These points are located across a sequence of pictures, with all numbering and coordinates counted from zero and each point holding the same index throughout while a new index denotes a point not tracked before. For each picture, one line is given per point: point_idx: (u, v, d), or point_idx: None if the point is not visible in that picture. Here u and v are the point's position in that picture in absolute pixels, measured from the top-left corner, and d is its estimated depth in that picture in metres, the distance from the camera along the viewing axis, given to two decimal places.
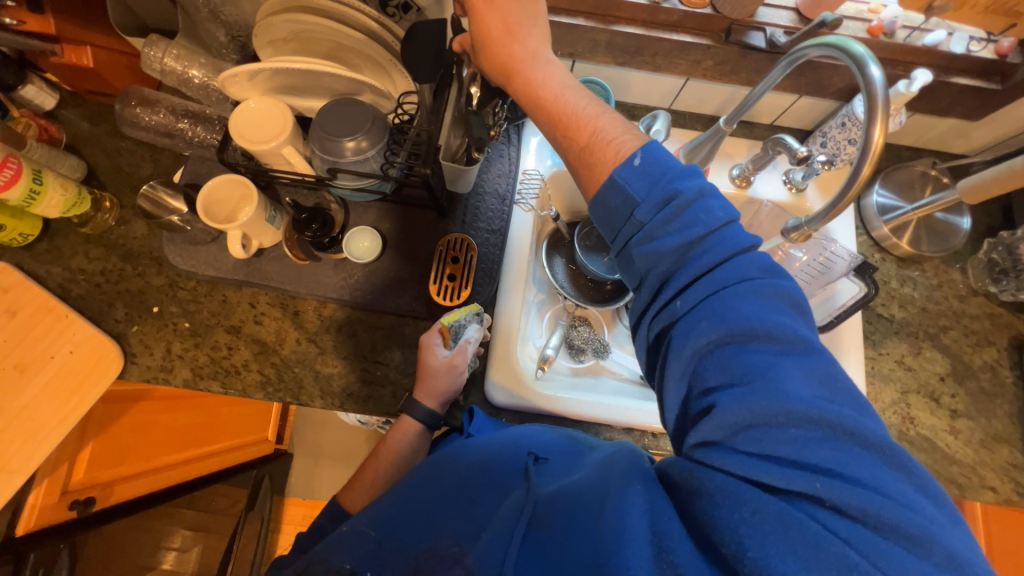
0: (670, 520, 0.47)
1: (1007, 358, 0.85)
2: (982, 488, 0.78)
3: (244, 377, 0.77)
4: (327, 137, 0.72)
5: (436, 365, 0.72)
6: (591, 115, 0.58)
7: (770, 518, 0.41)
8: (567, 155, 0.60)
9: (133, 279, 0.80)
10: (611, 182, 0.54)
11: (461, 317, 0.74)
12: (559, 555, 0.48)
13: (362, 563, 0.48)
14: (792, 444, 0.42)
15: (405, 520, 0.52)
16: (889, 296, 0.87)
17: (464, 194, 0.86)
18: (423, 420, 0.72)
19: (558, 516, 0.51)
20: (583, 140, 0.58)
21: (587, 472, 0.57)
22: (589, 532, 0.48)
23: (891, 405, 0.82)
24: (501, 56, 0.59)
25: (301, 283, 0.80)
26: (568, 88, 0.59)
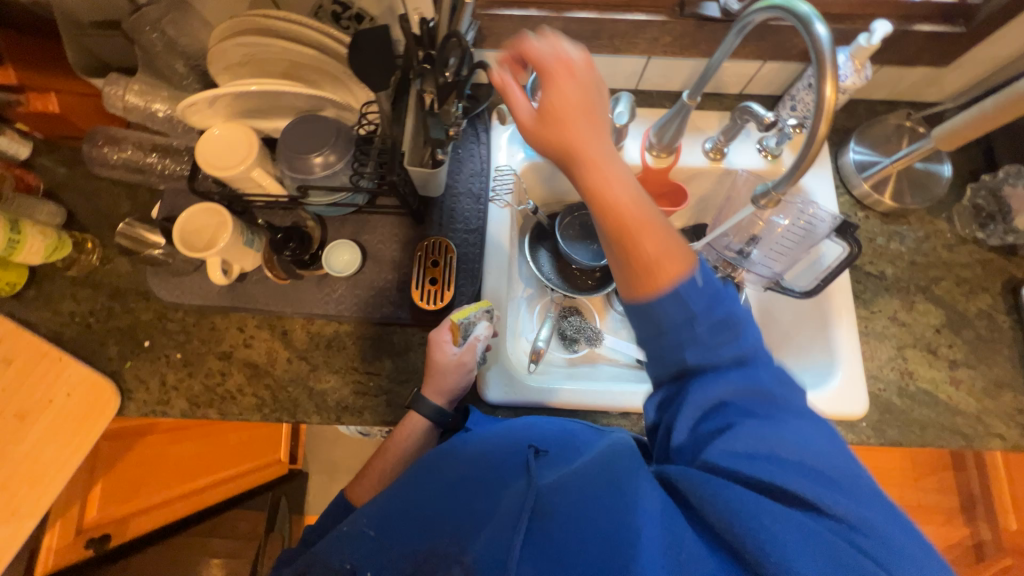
0: (680, 525, 0.47)
1: (1003, 303, 0.83)
2: (989, 436, 0.78)
3: (240, 401, 0.78)
4: (294, 156, 0.72)
5: (446, 363, 0.72)
6: (659, 230, 0.51)
7: (793, 529, 0.43)
8: (621, 261, 0.52)
9: (122, 316, 0.81)
10: (672, 293, 0.50)
11: (472, 314, 0.74)
12: (567, 545, 0.47)
13: (361, 563, 0.50)
14: (805, 469, 0.46)
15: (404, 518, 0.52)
16: (875, 253, 0.86)
17: (438, 197, 0.86)
18: (430, 419, 0.73)
19: (561, 504, 0.50)
20: (646, 261, 0.51)
21: (591, 458, 0.56)
22: (597, 526, 0.48)
23: (888, 362, 0.81)
24: (565, 140, 0.51)
25: (286, 303, 0.81)
26: (640, 199, 0.52)
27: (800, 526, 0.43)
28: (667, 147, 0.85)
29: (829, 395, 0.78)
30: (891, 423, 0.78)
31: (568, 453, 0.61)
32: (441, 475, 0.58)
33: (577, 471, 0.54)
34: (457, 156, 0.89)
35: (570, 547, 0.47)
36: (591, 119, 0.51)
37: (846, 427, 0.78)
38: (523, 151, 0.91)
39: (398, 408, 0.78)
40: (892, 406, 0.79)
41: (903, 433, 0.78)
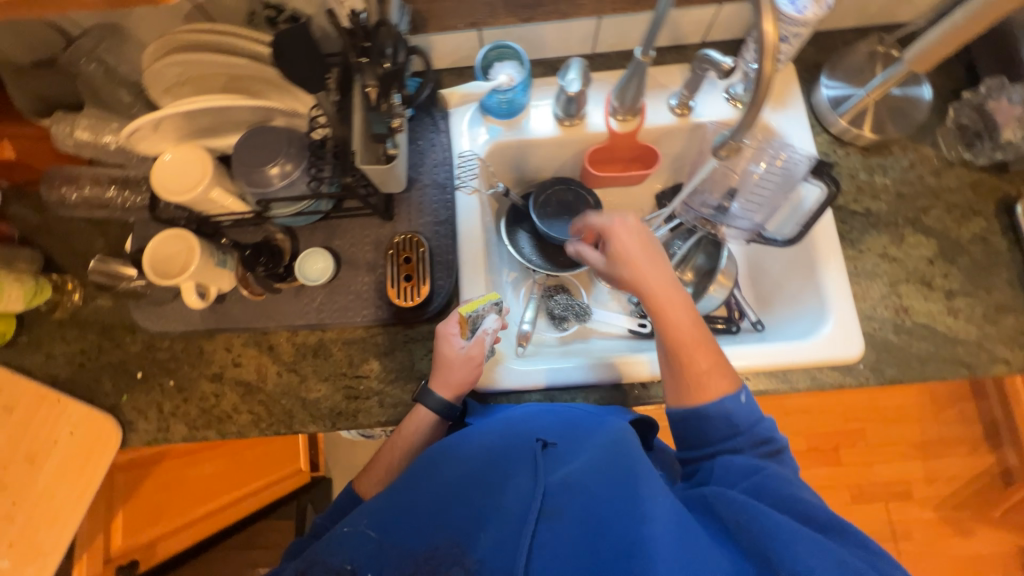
0: (688, 536, 0.52)
1: (997, 224, 0.80)
2: (993, 363, 0.75)
3: (237, 420, 0.79)
4: (250, 170, 0.72)
5: (455, 357, 0.73)
6: (709, 353, 0.70)
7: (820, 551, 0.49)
8: (678, 368, 0.70)
9: (113, 351, 0.83)
10: (719, 407, 0.66)
11: (480, 307, 0.74)
12: (574, 550, 0.53)
13: (362, 563, 0.52)
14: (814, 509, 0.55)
15: (407, 519, 0.55)
16: (859, 189, 0.83)
17: (404, 192, 0.85)
18: (437, 412, 0.73)
19: (567, 508, 0.56)
20: (698, 373, 0.68)
21: (594, 460, 0.61)
22: (607, 532, 0.54)
23: (882, 300, 0.79)
24: (631, 277, 0.75)
25: (267, 318, 0.81)
26: (696, 324, 0.71)
27: (822, 546, 0.49)
28: (632, 109, 0.83)
29: (821, 341, 0.77)
30: (891, 362, 0.76)
31: (571, 447, 0.65)
32: (441, 472, 0.60)
33: (582, 472, 0.59)
34: (418, 148, 0.87)
35: (577, 550, 0.53)
36: (650, 260, 0.74)
37: (844, 371, 0.77)
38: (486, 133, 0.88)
39: (391, 408, 0.78)
40: (890, 345, 0.77)
41: (903, 371, 0.76)
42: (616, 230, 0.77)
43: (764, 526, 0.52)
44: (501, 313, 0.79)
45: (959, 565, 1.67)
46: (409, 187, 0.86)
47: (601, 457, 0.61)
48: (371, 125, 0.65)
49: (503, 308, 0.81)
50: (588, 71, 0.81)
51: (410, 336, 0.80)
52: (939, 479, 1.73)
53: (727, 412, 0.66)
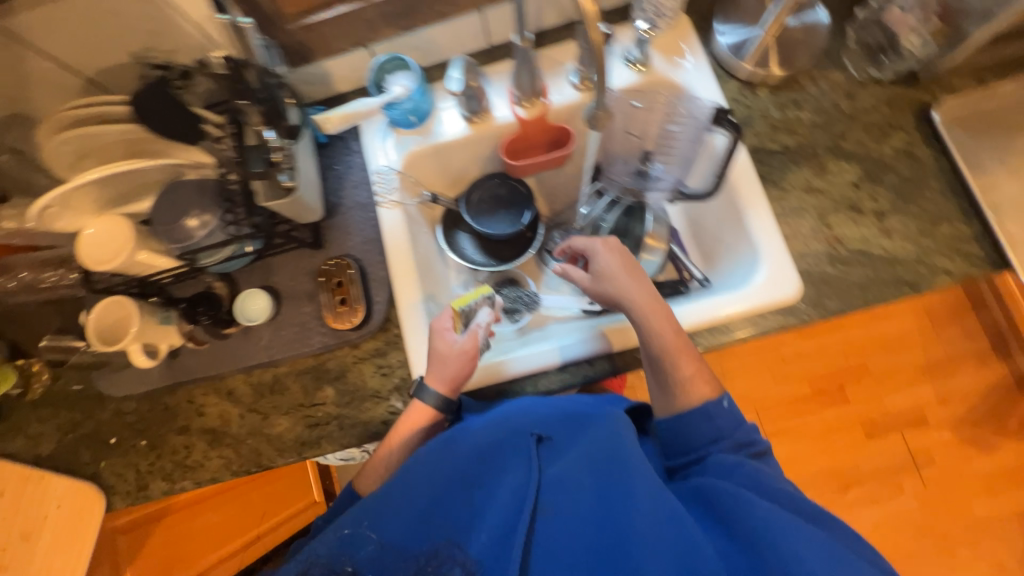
0: (681, 530, 0.54)
1: (918, 136, 0.79)
2: (935, 276, 0.74)
3: (210, 467, 0.81)
4: (169, 227, 0.74)
5: (449, 351, 0.73)
6: (691, 361, 0.71)
7: (810, 543, 0.51)
8: (663, 379, 0.72)
9: (86, 422, 0.86)
10: (704, 411, 0.68)
11: (472, 300, 0.78)
12: (570, 546, 0.55)
13: (363, 564, 0.57)
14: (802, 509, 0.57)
15: (405, 521, 0.59)
16: (774, 127, 0.82)
17: (330, 218, 0.87)
18: (436, 406, 0.74)
19: (562, 507, 0.58)
20: (683, 380, 0.70)
21: (587, 458, 0.62)
22: (599, 527, 0.56)
23: (813, 235, 0.78)
24: (616, 292, 0.75)
25: (220, 364, 0.84)
26: (679, 332, 0.72)
27: (812, 539, 0.51)
28: (532, 92, 0.83)
29: (750, 288, 0.76)
30: (832, 295, 0.75)
31: (567, 439, 0.66)
32: (437, 472, 0.63)
33: (579, 469, 0.61)
34: (337, 173, 0.89)
35: (572, 547, 0.55)
36: (633, 274, 0.75)
37: (786, 313, 0.76)
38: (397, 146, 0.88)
39: (352, 429, 0.80)
40: (828, 278, 0.76)
41: (846, 301, 0.75)
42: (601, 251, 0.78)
43: (755, 517, 0.54)
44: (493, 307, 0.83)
45: (989, 481, 1.63)
46: (334, 213, 0.87)
47: (596, 452, 0.63)
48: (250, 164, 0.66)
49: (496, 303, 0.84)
50: (471, 66, 0.82)
51: (359, 355, 0.82)
52: (952, 398, 1.68)
53: (711, 416, 0.68)
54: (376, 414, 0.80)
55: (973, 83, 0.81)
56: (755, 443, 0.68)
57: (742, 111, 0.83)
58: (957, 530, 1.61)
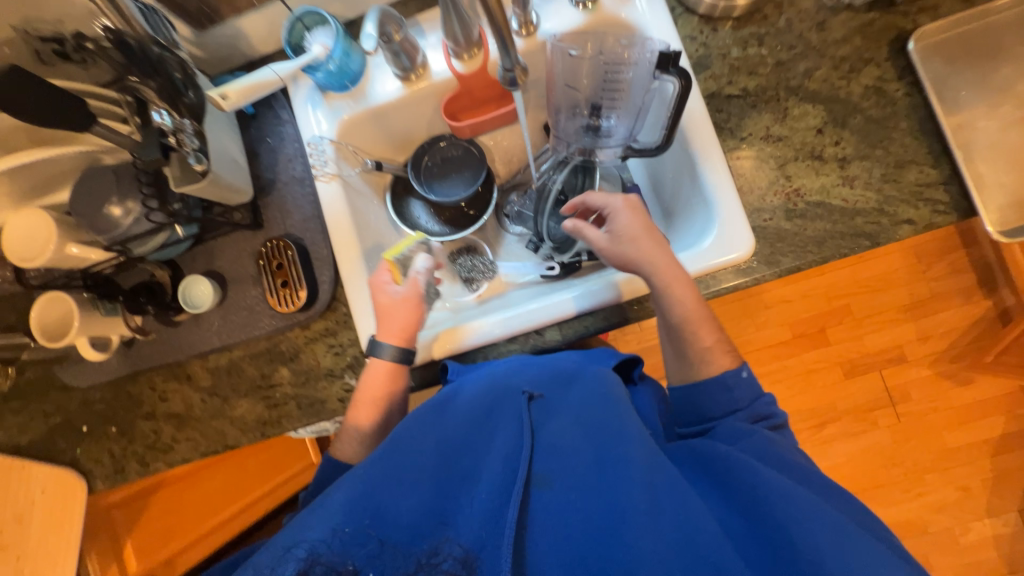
0: (676, 496, 0.52)
1: (892, 70, 0.72)
2: (896, 226, 0.70)
3: (179, 449, 0.84)
4: (93, 217, 0.71)
5: (391, 301, 0.73)
6: (709, 328, 0.70)
7: (818, 511, 0.48)
8: (681, 345, 0.71)
9: (58, 412, 0.88)
10: (721, 382, 0.67)
11: (404, 249, 0.80)
12: (570, 524, 0.53)
13: (364, 563, 0.49)
14: (802, 474, 0.56)
15: (398, 494, 0.55)
16: (734, 68, 0.75)
17: (266, 195, 0.82)
18: (394, 360, 0.72)
19: (557, 472, 0.57)
20: (701, 349, 0.70)
21: (577, 426, 0.61)
22: (600, 499, 0.54)
23: (770, 187, 0.73)
24: (634, 256, 0.71)
25: (175, 351, 0.83)
26: (698, 297, 0.70)
27: (816, 508, 0.48)
28: (471, 42, 0.76)
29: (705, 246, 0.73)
30: (786, 251, 0.72)
31: (560, 400, 0.66)
32: (427, 442, 0.61)
33: (573, 433, 0.60)
34: (269, 146, 0.83)
35: (570, 514, 0.54)
36: (652, 236, 0.70)
37: (739, 272, 0.73)
38: (326, 116, 0.81)
39: (310, 407, 0.81)
40: (783, 234, 0.72)
41: (801, 257, 0.71)
42: (619, 211, 0.73)
43: (759, 481, 0.51)
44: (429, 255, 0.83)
45: (962, 413, 1.67)
46: (270, 190, 0.83)
47: (593, 415, 0.62)
48: (144, 149, 0.60)
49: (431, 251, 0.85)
50: (388, 19, 0.74)
51: (310, 336, 0.82)
52: (933, 336, 1.68)
53: (729, 387, 0.67)
54: (332, 392, 0.81)
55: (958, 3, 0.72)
56: (772, 416, 0.66)
57: (699, 52, 0.76)
58: (929, 460, 1.66)
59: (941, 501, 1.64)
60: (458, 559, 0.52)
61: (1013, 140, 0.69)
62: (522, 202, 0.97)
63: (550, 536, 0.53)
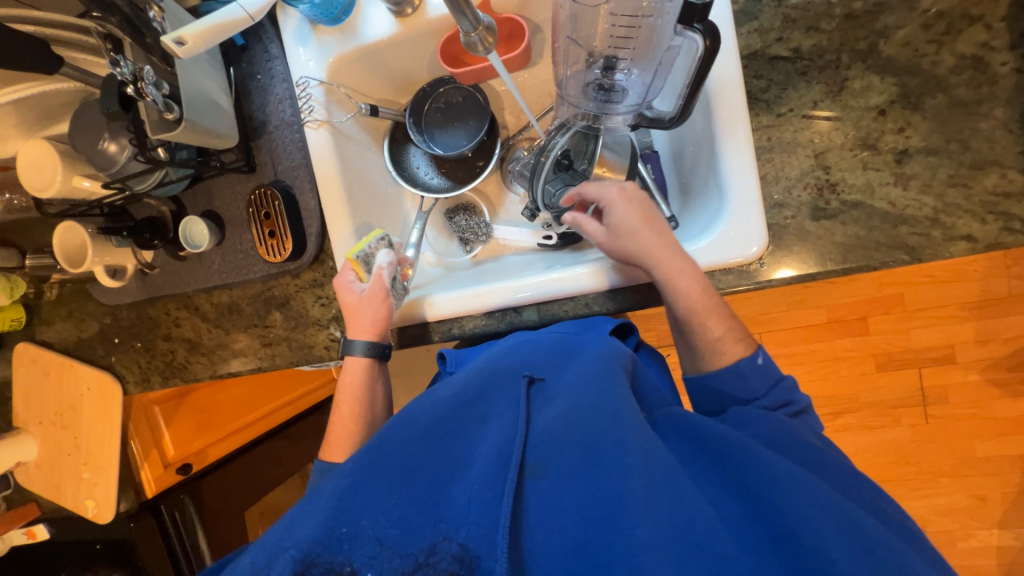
0: (677, 485, 0.46)
1: (1004, 35, 0.55)
2: (952, 241, 0.58)
3: (191, 370, 0.93)
4: (90, 153, 0.72)
5: (358, 301, 0.73)
6: (721, 317, 0.63)
7: (827, 500, 0.44)
8: (694, 338, 0.65)
9: (94, 323, 0.99)
10: (733, 371, 0.61)
11: (366, 246, 0.76)
12: (570, 519, 0.47)
13: (361, 563, 0.46)
14: (809, 453, 0.52)
15: (384, 484, 0.50)
16: (789, 20, 0.60)
17: (258, 138, 0.80)
18: (368, 355, 0.75)
19: (552, 459, 0.50)
20: (711, 341, 0.64)
21: (572, 406, 0.55)
22: (598, 492, 0.47)
23: (801, 179, 0.62)
24: (633, 251, 0.65)
25: (182, 285, 0.89)
26: (706, 289, 0.63)
27: (822, 496, 0.45)
28: None
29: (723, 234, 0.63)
30: (804, 256, 0.62)
31: (558, 384, 0.61)
32: (414, 423, 0.57)
33: (568, 415, 0.54)
34: (259, 83, 0.79)
35: (568, 507, 0.47)
36: (654, 228, 0.64)
37: (740, 275, 0.64)
38: (318, 53, 0.76)
39: (300, 350, 0.86)
40: (804, 235, 0.62)
41: (820, 265, 0.62)
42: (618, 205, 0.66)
43: (770, 476, 0.46)
44: (394, 249, 0.80)
45: (1002, 424, 1.53)
46: (261, 132, 0.80)
47: (590, 396, 0.56)
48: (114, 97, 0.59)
49: (394, 244, 0.82)
50: None
51: (299, 285, 0.84)
52: (994, 338, 1.50)
53: (744, 377, 0.62)
54: (319, 339, 0.84)
55: None
56: (791, 401, 0.62)
57: None
58: (948, 465, 1.57)
59: (950, 504, 1.57)
60: (456, 557, 0.46)
61: None
62: (527, 159, 0.89)
63: (549, 528, 0.46)
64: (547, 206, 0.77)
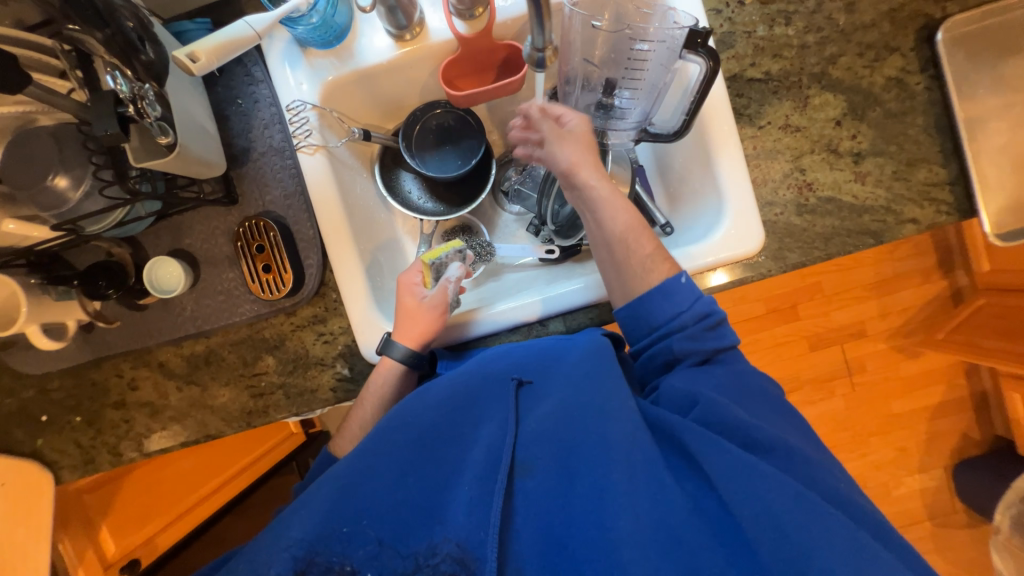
0: (656, 479, 0.51)
1: (916, 61, 0.69)
2: (902, 225, 0.70)
3: (154, 440, 0.79)
4: (32, 192, 0.61)
5: (419, 304, 0.72)
6: (644, 237, 0.68)
7: (782, 484, 0.48)
8: (622, 254, 0.67)
9: (9, 401, 0.80)
10: (662, 291, 0.64)
11: (442, 254, 0.79)
12: (549, 516, 0.52)
13: (362, 563, 0.50)
14: (766, 436, 0.54)
15: (381, 488, 0.53)
16: (758, 48, 0.70)
17: (240, 166, 0.73)
18: (404, 362, 0.70)
19: (539, 460, 0.55)
20: (643, 258, 0.67)
21: (565, 408, 0.58)
22: (578, 486, 0.52)
23: (784, 181, 0.71)
24: (562, 157, 0.70)
25: (144, 338, 0.76)
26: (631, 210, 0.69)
27: (782, 479, 0.48)
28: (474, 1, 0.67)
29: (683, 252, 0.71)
30: (794, 247, 0.72)
31: (546, 383, 0.64)
32: (408, 429, 0.59)
33: (557, 417, 0.58)
34: (240, 109, 0.73)
35: (550, 505, 0.52)
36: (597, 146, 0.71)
37: (744, 267, 0.72)
38: (310, 76, 0.72)
39: (299, 396, 0.77)
40: (791, 229, 0.72)
41: (807, 254, 0.71)
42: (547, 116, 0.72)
43: (736, 458, 0.50)
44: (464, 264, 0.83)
45: (908, 383, 1.81)
46: (244, 160, 0.73)
47: (580, 398, 0.59)
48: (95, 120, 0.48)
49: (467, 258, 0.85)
50: None
51: (296, 323, 0.76)
52: (892, 312, 1.78)
53: (668, 294, 0.65)
54: (323, 381, 0.77)
55: None
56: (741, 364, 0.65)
57: (723, 27, 0.71)
58: (874, 425, 1.81)
59: (880, 459, 1.81)
60: (455, 559, 0.50)
61: (1018, 145, 0.69)
62: (520, 179, 0.92)
63: (534, 524, 0.52)
64: (553, 220, 0.87)
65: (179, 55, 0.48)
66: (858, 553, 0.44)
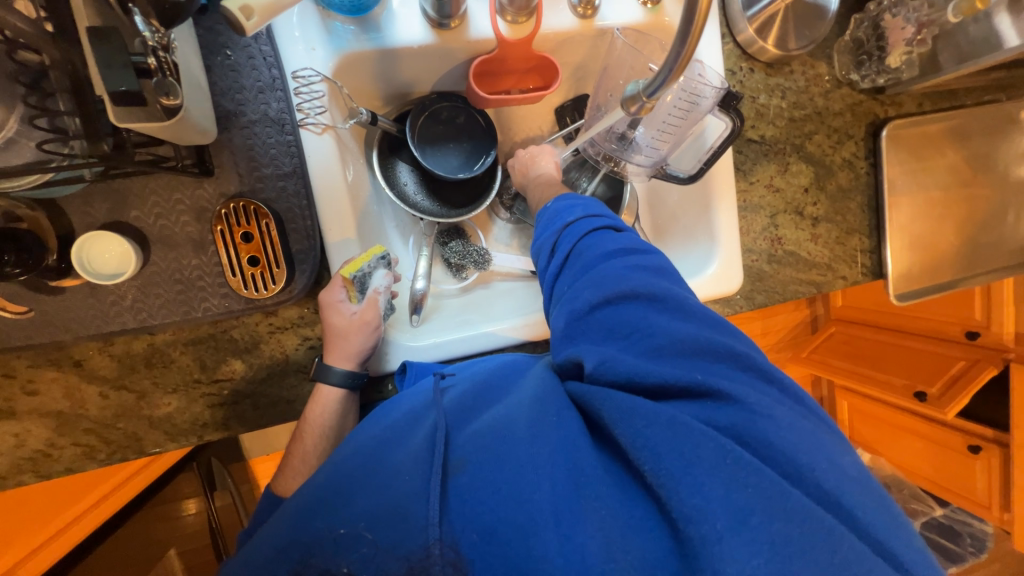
0: (575, 455, 0.47)
1: (863, 149, 0.85)
2: (836, 280, 0.86)
3: (61, 456, 0.63)
4: None
5: (347, 326, 0.64)
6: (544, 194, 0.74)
7: (700, 439, 0.43)
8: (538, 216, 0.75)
9: None
10: (537, 253, 0.67)
11: (365, 265, 0.64)
12: (474, 503, 0.45)
13: (357, 566, 0.42)
14: (672, 370, 0.49)
15: (338, 501, 0.48)
16: (756, 114, 0.80)
17: (222, 131, 0.61)
18: (345, 386, 0.66)
19: (467, 453, 0.49)
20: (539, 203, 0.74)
21: (503, 406, 0.54)
22: (502, 466, 0.46)
23: (761, 232, 0.83)
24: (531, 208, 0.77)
25: (56, 330, 0.59)
26: (544, 179, 0.76)
27: (704, 432, 0.44)
28: (524, 7, 0.65)
29: (582, 204, 0.66)
30: (761, 291, 0.84)
31: (486, 385, 0.60)
32: (360, 442, 0.56)
33: (492, 415, 0.53)
34: (227, 61, 0.61)
35: (477, 494, 0.45)
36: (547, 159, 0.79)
37: (723, 302, 0.83)
38: (327, 43, 0.63)
39: (271, 408, 0.67)
40: (762, 274, 0.84)
41: (769, 296, 0.84)
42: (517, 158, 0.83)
43: (617, 403, 0.48)
44: (391, 267, 0.71)
45: None
46: (229, 125, 0.61)
47: (510, 395, 0.56)
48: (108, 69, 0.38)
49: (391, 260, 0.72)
50: None
51: (276, 325, 0.66)
52: None
53: (540, 233, 0.67)
54: (303, 391, 0.68)
55: (915, 107, 0.87)
56: (641, 262, 0.57)
57: (735, 88, 0.79)
58: None
59: None
60: (450, 560, 0.42)
61: (920, 227, 0.88)
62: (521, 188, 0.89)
63: (462, 512, 0.44)
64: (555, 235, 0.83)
65: (231, 9, 0.45)
66: (778, 497, 0.41)
